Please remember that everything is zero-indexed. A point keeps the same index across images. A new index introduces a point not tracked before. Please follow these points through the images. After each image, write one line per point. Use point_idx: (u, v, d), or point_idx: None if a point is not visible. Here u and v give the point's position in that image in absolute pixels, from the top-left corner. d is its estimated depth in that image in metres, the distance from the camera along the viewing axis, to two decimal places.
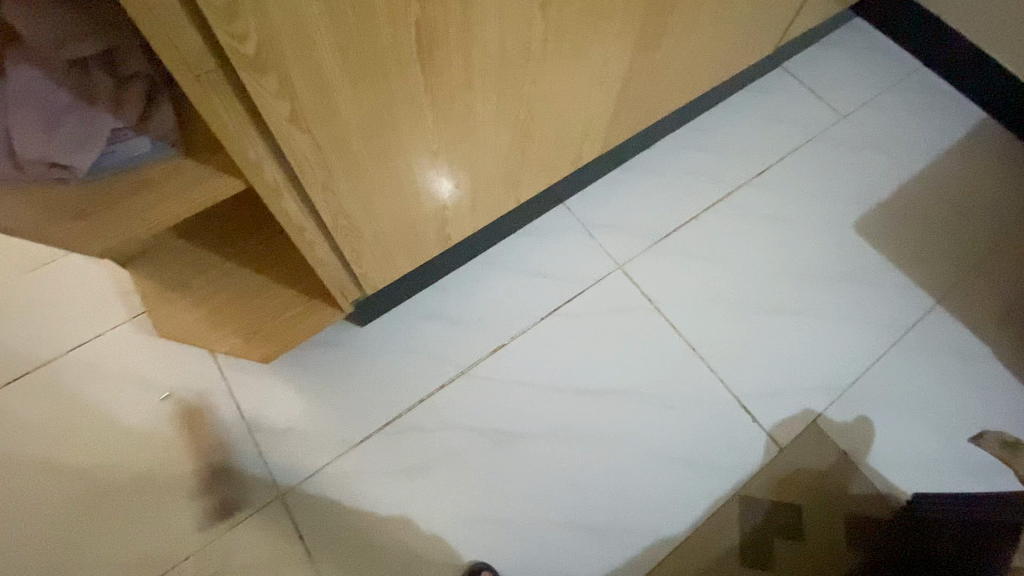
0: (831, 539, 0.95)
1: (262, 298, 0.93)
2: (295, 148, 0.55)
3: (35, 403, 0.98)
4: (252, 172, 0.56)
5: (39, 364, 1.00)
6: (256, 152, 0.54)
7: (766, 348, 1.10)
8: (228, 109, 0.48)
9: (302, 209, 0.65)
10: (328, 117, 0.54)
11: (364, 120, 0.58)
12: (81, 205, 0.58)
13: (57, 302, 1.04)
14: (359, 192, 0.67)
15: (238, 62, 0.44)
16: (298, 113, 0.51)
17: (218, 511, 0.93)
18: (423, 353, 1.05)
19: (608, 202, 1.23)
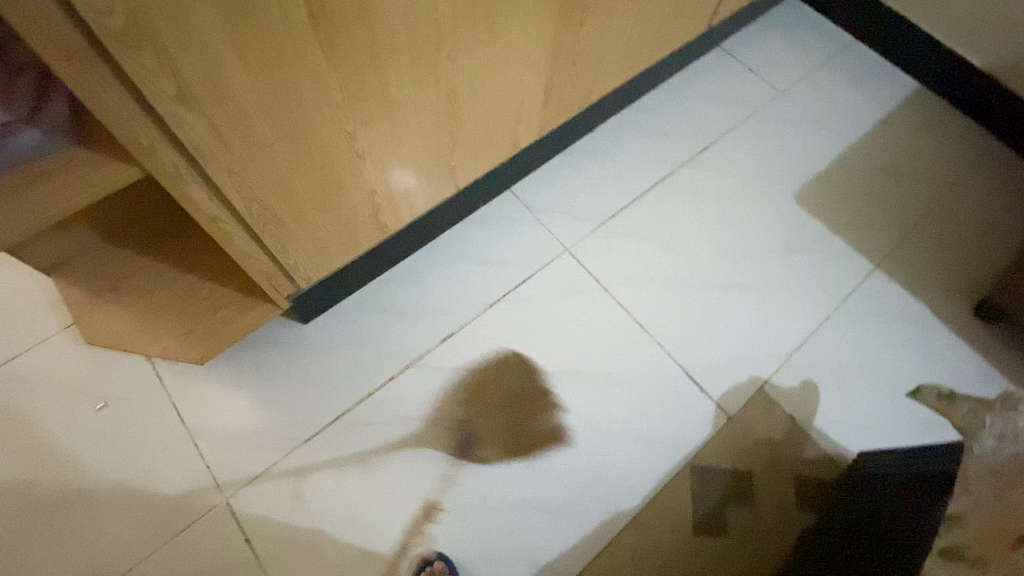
0: (781, 501, 0.97)
1: (195, 298, 0.91)
2: (190, 130, 0.54)
3: None
4: (147, 157, 0.54)
5: None
6: (149, 136, 0.52)
7: (713, 321, 1.11)
8: (107, 89, 0.47)
9: (212, 197, 0.63)
10: (221, 97, 0.53)
11: (264, 101, 0.57)
12: None
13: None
14: (273, 178, 0.66)
15: (107, 37, 0.43)
16: (185, 93, 0.50)
17: (161, 519, 0.90)
18: (371, 345, 1.04)
19: (553, 187, 1.24)
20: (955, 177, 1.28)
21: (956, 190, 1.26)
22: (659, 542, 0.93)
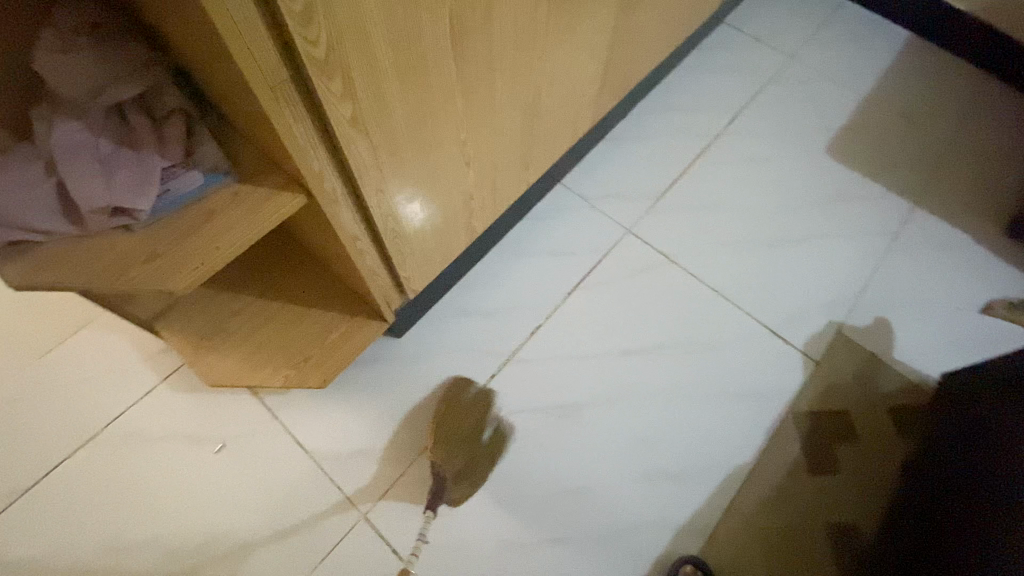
0: (881, 432, 1.02)
1: (303, 326, 0.93)
2: (354, 152, 0.57)
3: (83, 484, 0.95)
4: (315, 183, 0.58)
5: (78, 445, 0.97)
6: (319, 160, 0.56)
7: (780, 277, 1.17)
8: (297, 119, 0.51)
9: (354, 216, 0.67)
10: (380, 117, 0.56)
11: (408, 116, 0.60)
12: (151, 247, 0.55)
13: (86, 379, 1.02)
14: (404, 192, 0.69)
15: (310, 67, 0.46)
16: (356, 114, 0.53)
17: (303, 545, 0.92)
18: (466, 350, 1.07)
19: (602, 173, 1.28)
20: (970, 110, 1.35)
21: (974, 122, 1.34)
22: (779, 489, 0.97)
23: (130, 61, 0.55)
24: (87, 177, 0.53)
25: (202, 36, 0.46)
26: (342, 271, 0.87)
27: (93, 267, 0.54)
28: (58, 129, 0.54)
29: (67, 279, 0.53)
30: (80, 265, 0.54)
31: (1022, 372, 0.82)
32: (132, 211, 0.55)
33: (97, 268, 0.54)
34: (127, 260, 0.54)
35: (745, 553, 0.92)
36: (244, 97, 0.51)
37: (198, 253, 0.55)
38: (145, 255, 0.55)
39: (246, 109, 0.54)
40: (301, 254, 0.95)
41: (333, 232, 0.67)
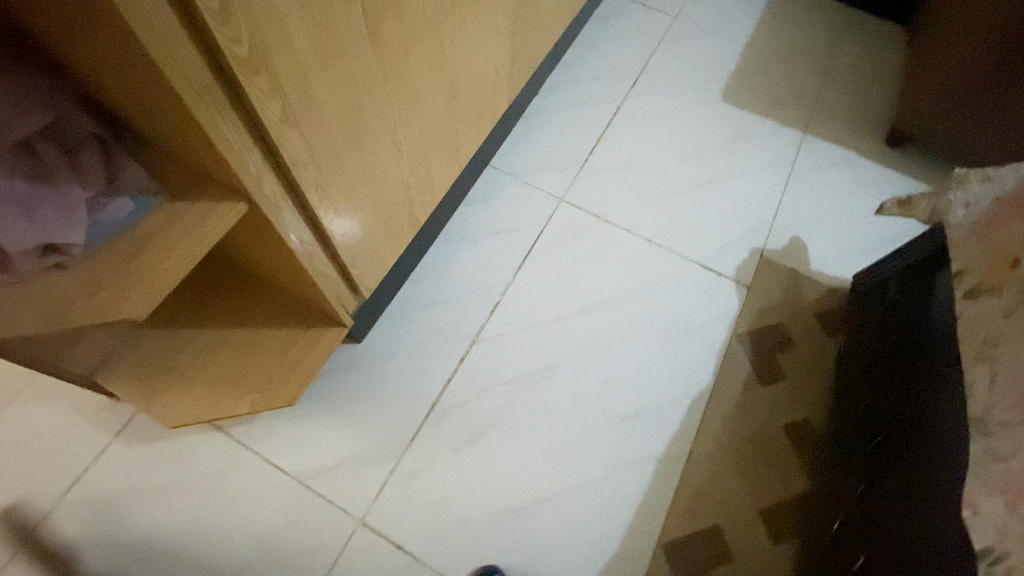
0: (813, 335, 1.14)
1: (259, 347, 0.91)
2: (289, 149, 0.57)
3: (53, 557, 0.90)
4: (255, 187, 0.57)
5: (37, 521, 0.92)
6: (256, 163, 0.56)
7: (704, 217, 1.27)
8: (228, 122, 0.50)
9: (298, 217, 0.66)
10: (310, 111, 0.57)
11: (337, 108, 0.61)
12: (93, 280, 0.55)
13: (31, 453, 0.95)
14: (345, 186, 0.70)
15: (234, 65, 0.47)
16: (286, 112, 0.55)
17: (306, 563, 0.90)
18: (431, 340, 1.08)
19: (527, 150, 1.33)
20: (835, 44, 1.52)
21: (840, 54, 1.50)
22: (741, 402, 1.06)
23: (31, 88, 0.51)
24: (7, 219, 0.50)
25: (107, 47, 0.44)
26: (292, 283, 0.85)
27: (38, 309, 0.54)
28: None
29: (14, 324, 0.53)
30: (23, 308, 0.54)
31: (930, 256, 0.94)
32: (63, 247, 0.54)
33: (43, 309, 0.54)
34: (70, 296, 0.54)
35: (724, 466, 1.00)
36: (166, 109, 0.50)
37: (145, 281, 0.54)
38: (89, 288, 0.54)
39: (171, 126, 0.53)
40: (240, 275, 0.92)
41: (276, 239, 0.66)
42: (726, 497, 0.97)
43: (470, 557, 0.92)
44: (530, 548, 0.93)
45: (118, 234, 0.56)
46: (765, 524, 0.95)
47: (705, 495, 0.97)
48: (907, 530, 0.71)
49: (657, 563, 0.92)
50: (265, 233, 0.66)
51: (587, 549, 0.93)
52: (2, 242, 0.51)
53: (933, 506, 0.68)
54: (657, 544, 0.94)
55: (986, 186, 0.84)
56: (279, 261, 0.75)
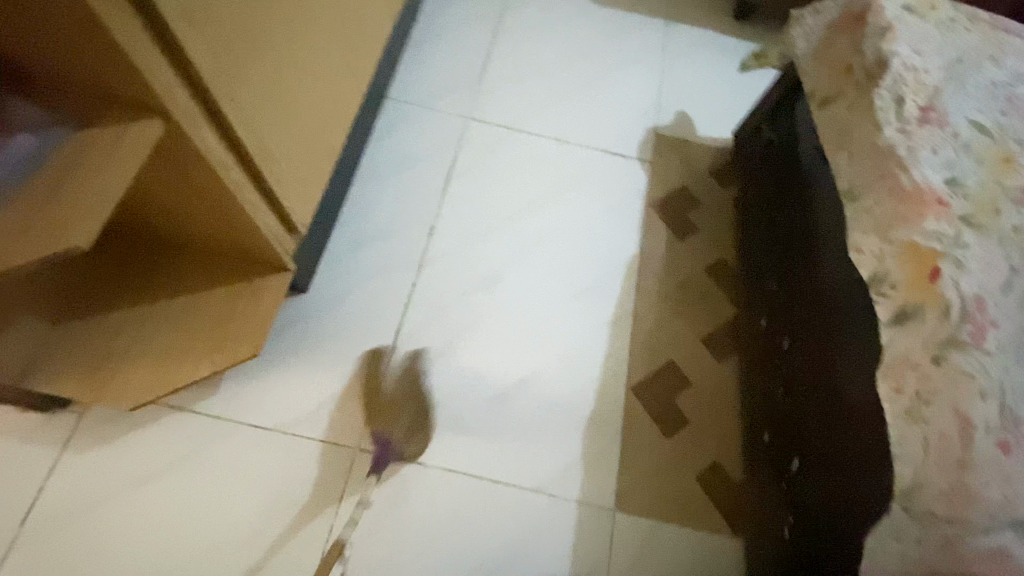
0: (712, 190, 1.30)
1: (204, 308, 0.86)
2: (196, 54, 0.55)
3: None
4: (169, 100, 0.55)
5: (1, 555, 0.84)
6: (164, 72, 0.53)
7: (600, 109, 1.36)
8: (128, 22, 0.48)
9: (217, 140, 0.64)
10: (207, 11, 0.55)
11: (233, 10, 0.59)
12: (22, 220, 0.52)
13: None
14: (258, 104, 0.68)
15: None
16: (184, 10, 0.52)
17: (316, 501, 0.91)
18: (377, 273, 1.09)
19: (421, 78, 1.33)
20: None
21: None
22: (667, 258, 1.20)
23: None
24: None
25: None
26: (221, 232, 0.81)
27: None
28: None
29: None
30: None
31: (790, 92, 1.10)
32: None
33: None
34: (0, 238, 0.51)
35: (666, 314, 1.13)
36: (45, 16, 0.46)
37: (80, 205, 0.52)
38: (20, 228, 0.51)
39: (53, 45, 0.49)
40: (162, 243, 0.87)
41: (204, 167, 0.64)
42: (673, 338, 1.11)
43: (468, 451, 0.97)
44: (521, 427, 1.00)
45: (30, 170, 0.54)
46: (708, 348, 1.11)
47: (656, 340, 1.10)
48: (809, 296, 0.89)
49: (632, 405, 1.04)
50: (190, 161, 0.63)
51: (572, 409, 1.03)
52: None
53: (830, 272, 0.85)
54: (628, 390, 1.05)
55: (818, 17, 0.99)
56: (208, 203, 0.73)
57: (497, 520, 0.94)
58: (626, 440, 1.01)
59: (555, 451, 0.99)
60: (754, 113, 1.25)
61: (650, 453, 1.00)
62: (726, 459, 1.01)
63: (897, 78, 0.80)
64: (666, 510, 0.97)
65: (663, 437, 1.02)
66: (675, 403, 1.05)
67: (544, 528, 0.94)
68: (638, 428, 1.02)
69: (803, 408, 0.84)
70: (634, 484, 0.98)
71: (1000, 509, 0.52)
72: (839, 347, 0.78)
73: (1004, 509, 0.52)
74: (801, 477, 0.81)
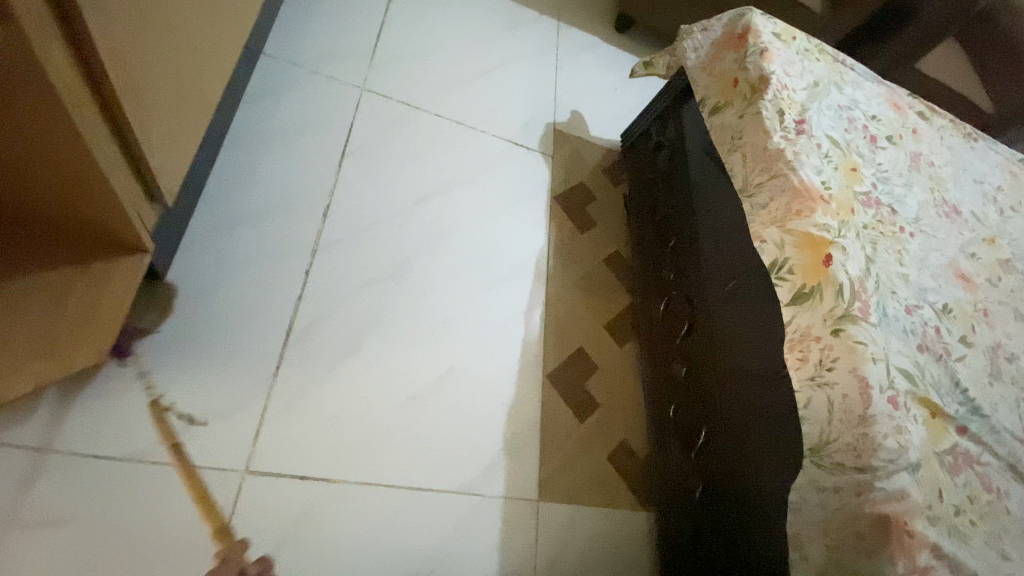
0: (606, 186, 1.36)
1: (15, 306, 0.64)
2: None
3: None
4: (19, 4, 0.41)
5: None
6: None
7: (501, 97, 1.34)
8: None
9: (70, 62, 0.49)
10: None
11: None
12: None
13: None
14: (128, 22, 0.53)
15: None
16: None
17: (191, 545, 0.72)
18: (260, 260, 0.92)
19: (303, 39, 1.16)
20: None
21: None
22: (571, 249, 1.22)
23: None
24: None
25: None
26: (46, 195, 0.60)
27: None
28: None
29: None
30: None
31: (677, 99, 1.20)
32: None
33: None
34: None
35: (573, 303, 1.16)
36: None
37: None
38: None
39: None
40: None
41: (41, 92, 0.47)
42: (580, 326, 1.14)
43: (383, 460, 0.86)
44: (440, 428, 0.92)
45: None
46: (612, 335, 1.16)
47: (567, 329, 1.12)
48: (704, 281, 0.98)
49: (548, 395, 1.04)
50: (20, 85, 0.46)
51: (491, 403, 0.98)
52: None
53: (724, 258, 0.94)
54: (544, 379, 1.05)
55: (705, 34, 1.10)
56: (38, 150, 0.53)
57: (421, 532, 0.84)
58: (545, 430, 1.00)
59: (476, 449, 0.93)
60: (643, 116, 1.34)
61: (567, 441, 1.01)
62: (632, 438, 1.07)
63: (777, 93, 0.92)
64: (585, 494, 0.99)
65: (578, 423, 1.04)
66: (586, 388, 1.08)
67: (470, 532, 0.87)
68: (556, 418, 1.02)
69: (706, 383, 0.92)
70: (555, 472, 0.98)
71: (895, 456, 0.63)
72: (738, 325, 0.87)
73: (897, 456, 0.63)
74: (708, 446, 0.89)
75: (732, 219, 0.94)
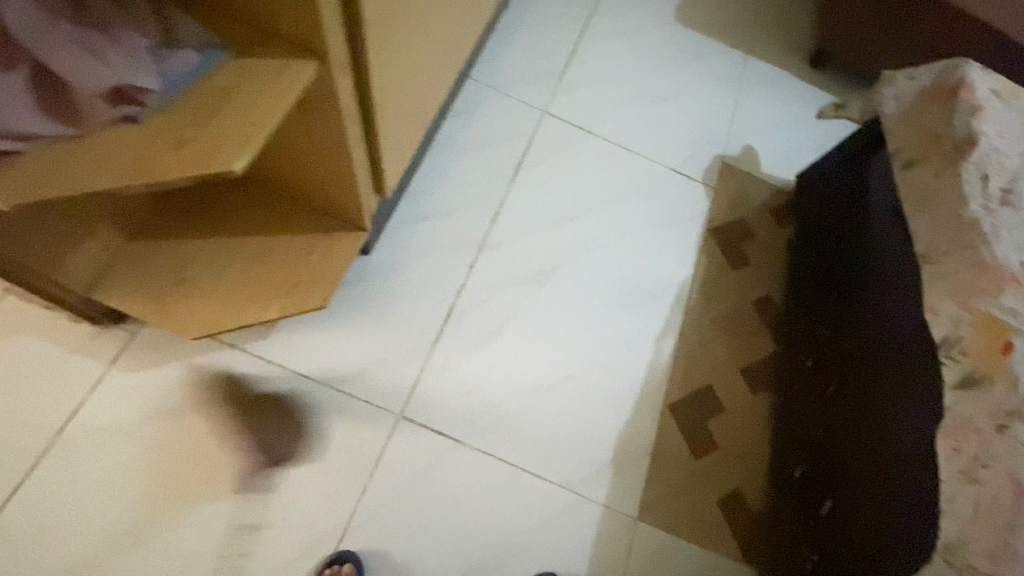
0: (770, 227, 1.31)
1: (277, 253, 0.87)
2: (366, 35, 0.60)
3: (73, 488, 0.83)
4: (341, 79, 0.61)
5: (42, 456, 0.84)
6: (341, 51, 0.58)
7: (671, 126, 1.37)
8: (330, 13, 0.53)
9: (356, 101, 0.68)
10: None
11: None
12: (175, 132, 0.49)
13: (13, 391, 0.86)
14: (392, 68, 0.71)
15: None
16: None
17: (351, 460, 0.91)
18: (438, 248, 1.10)
19: (501, 64, 1.33)
20: None
21: None
22: (718, 284, 1.21)
23: None
24: (75, 58, 0.46)
25: None
26: (314, 185, 0.82)
27: (118, 161, 0.48)
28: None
29: (63, 181, 0.47)
30: (98, 159, 0.48)
31: (864, 147, 1.10)
32: (138, 99, 0.50)
33: (119, 165, 0.48)
34: (152, 146, 0.48)
35: (708, 338, 1.15)
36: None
37: (234, 126, 0.50)
38: (170, 141, 0.49)
39: None
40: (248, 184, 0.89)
41: (338, 128, 0.67)
42: (712, 362, 1.13)
43: (505, 437, 0.98)
44: (557, 424, 1.01)
45: (187, 86, 0.52)
46: (746, 379, 1.13)
47: (697, 363, 1.12)
48: (857, 347, 0.92)
49: (665, 422, 1.06)
50: (327, 121, 0.66)
51: (607, 415, 1.04)
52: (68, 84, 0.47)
53: (880, 327, 0.88)
54: (665, 406, 1.07)
55: (910, 83, 0.99)
56: (323, 157, 0.74)
57: (526, 511, 0.94)
58: (655, 454, 1.03)
59: (587, 453, 1.00)
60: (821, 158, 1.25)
61: (676, 471, 1.02)
62: (747, 487, 1.03)
63: (983, 157, 0.83)
64: (687, 528, 0.99)
65: (691, 458, 1.04)
66: (707, 425, 1.07)
67: (568, 525, 0.95)
68: (669, 446, 1.04)
69: (840, 453, 0.88)
70: (659, 498, 1.00)
71: None
72: (882, 401, 0.82)
73: None
74: (832, 516, 0.86)
75: (896, 287, 0.88)
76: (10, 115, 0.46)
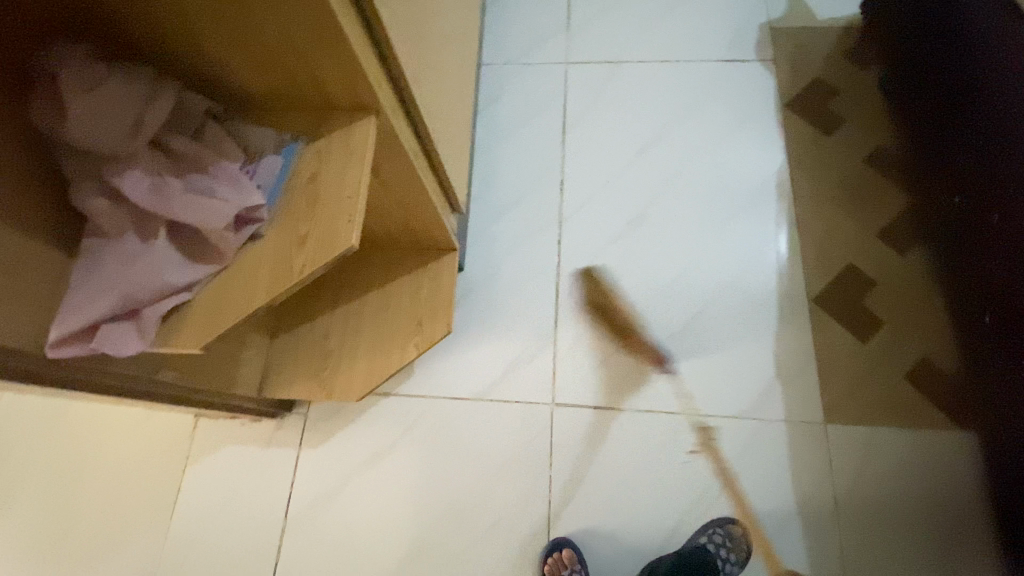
0: (851, 74, 1.17)
1: (392, 301, 0.92)
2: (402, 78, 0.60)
3: (314, 556, 0.94)
4: (399, 125, 0.62)
5: (280, 538, 0.96)
6: (389, 99, 0.59)
7: (703, 18, 1.25)
8: (373, 69, 0.54)
9: (414, 138, 0.69)
10: (404, 26, 0.59)
11: (410, 16, 0.62)
12: (295, 231, 0.54)
13: (236, 494, 0.99)
14: (432, 92, 0.72)
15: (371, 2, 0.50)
16: (399, 33, 0.57)
17: (528, 457, 0.96)
18: (523, 238, 1.10)
19: (507, 36, 1.29)
20: None
21: None
22: (817, 157, 1.11)
23: (144, 79, 0.51)
24: (195, 206, 0.51)
25: (282, 38, 0.48)
26: (401, 227, 0.85)
27: (265, 275, 0.54)
28: (123, 182, 0.51)
29: (231, 312, 0.53)
30: (247, 279, 0.54)
31: None
32: (253, 216, 0.55)
33: (265, 279, 0.54)
34: (285, 251, 0.54)
35: (829, 217, 1.06)
36: (313, 76, 0.53)
37: (339, 205, 0.54)
38: (295, 242, 0.54)
39: (297, 70, 0.52)
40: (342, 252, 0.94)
41: (408, 171, 0.69)
42: (844, 239, 1.04)
43: (660, 390, 0.97)
44: (705, 359, 0.98)
45: (285, 188, 0.56)
46: (888, 243, 1.03)
47: (827, 247, 1.04)
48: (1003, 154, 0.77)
49: (818, 318, 0.99)
50: (396, 169, 0.68)
51: (754, 333, 0.99)
52: (198, 227, 0.52)
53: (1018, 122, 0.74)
54: (811, 302, 1.00)
55: None
56: (400, 200, 0.77)
57: (708, 450, 0.93)
58: (819, 354, 0.97)
59: (747, 376, 0.97)
60: None
61: (847, 361, 0.96)
62: (932, 352, 0.96)
63: None
64: (885, 414, 0.93)
65: (858, 343, 0.97)
66: (865, 304, 1.00)
67: (755, 450, 0.93)
68: (830, 341, 0.98)
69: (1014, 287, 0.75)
70: (840, 394, 0.94)
71: None
72: None
73: None
74: None
75: None
76: (170, 275, 0.53)
